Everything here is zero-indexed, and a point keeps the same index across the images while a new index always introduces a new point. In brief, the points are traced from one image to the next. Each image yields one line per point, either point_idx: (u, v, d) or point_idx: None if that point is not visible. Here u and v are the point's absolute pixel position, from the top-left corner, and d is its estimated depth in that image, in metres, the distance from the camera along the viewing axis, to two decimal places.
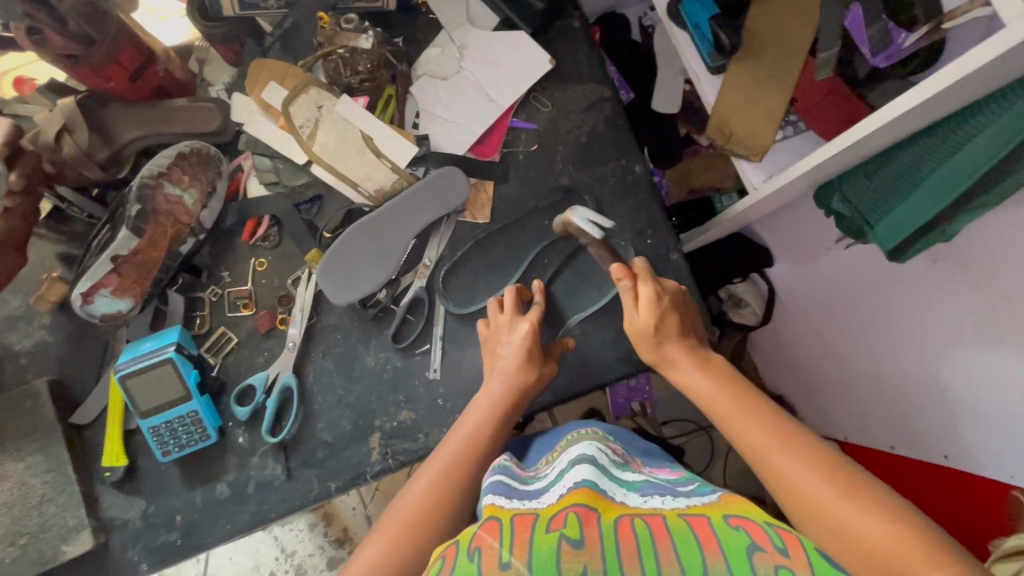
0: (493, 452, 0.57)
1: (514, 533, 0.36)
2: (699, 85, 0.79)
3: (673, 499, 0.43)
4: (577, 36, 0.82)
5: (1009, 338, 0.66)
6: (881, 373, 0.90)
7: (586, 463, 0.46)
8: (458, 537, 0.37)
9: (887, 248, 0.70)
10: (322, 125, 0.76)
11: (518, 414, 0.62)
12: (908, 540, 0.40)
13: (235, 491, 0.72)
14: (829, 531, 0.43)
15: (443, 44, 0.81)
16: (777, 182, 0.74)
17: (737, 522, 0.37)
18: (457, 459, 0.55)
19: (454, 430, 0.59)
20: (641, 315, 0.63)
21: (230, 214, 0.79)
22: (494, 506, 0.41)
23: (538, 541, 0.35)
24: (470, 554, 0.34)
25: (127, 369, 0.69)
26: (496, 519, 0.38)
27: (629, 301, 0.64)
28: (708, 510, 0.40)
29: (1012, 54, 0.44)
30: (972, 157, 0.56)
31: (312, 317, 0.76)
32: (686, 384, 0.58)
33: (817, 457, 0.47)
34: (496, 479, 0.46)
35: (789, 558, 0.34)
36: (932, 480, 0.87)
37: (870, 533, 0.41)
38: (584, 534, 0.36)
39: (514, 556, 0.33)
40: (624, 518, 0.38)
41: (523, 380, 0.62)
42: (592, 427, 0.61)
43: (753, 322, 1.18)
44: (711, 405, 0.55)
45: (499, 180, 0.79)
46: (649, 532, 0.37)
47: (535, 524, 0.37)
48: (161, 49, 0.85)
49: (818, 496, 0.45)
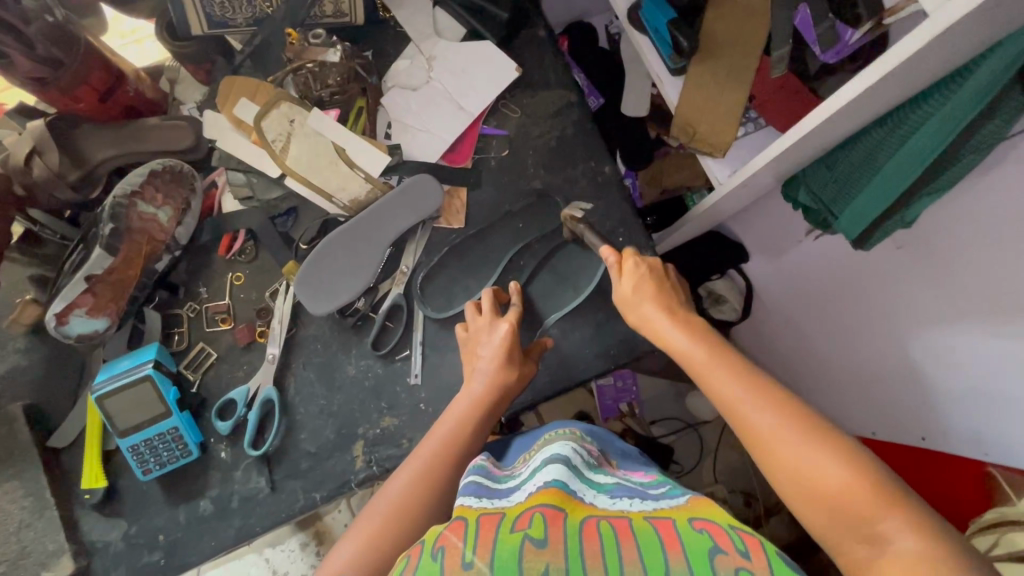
0: (472, 448, 0.58)
1: (479, 532, 0.36)
2: (661, 87, 0.82)
3: (641, 501, 0.44)
4: (542, 44, 0.84)
5: (972, 313, 0.69)
6: (857, 358, 0.92)
7: (558, 464, 0.47)
8: (424, 536, 0.37)
9: (850, 237, 0.73)
10: (294, 138, 0.77)
11: (498, 413, 0.63)
12: (877, 495, 0.42)
13: (219, 506, 0.72)
14: (802, 488, 0.45)
15: (411, 56, 0.83)
16: (740, 176, 0.76)
17: (701, 525, 0.38)
18: (437, 458, 0.56)
19: (435, 429, 0.59)
20: (626, 285, 0.64)
21: (205, 230, 0.80)
22: (463, 505, 0.41)
23: (503, 541, 0.35)
24: (434, 553, 0.35)
25: (104, 389, 0.69)
26: (463, 519, 0.39)
27: (613, 274, 0.66)
28: (674, 513, 0.41)
29: (938, 41, 0.47)
30: (922, 144, 0.59)
31: (291, 328, 0.77)
32: (668, 345, 0.58)
33: (794, 417, 0.48)
34: (471, 480, 0.47)
35: (749, 560, 0.35)
36: (913, 463, 0.89)
37: (842, 492, 0.43)
38: (548, 534, 0.36)
39: (477, 556, 0.34)
40: (590, 520, 0.39)
41: (503, 379, 0.63)
42: (571, 428, 0.61)
43: (732, 317, 1.20)
44: (693, 364, 0.55)
45: (473, 186, 0.80)
46: (614, 532, 0.38)
47: (501, 523, 0.38)
48: (132, 70, 0.86)
49: (792, 456, 0.46)
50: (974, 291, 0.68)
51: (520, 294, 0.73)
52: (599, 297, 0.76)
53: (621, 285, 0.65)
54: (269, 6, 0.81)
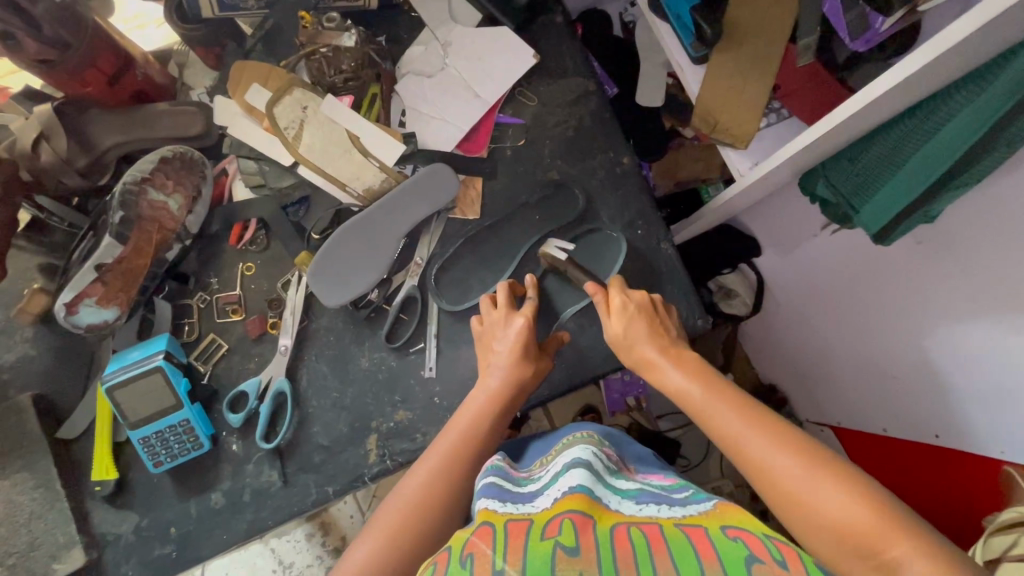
0: (490, 443, 0.57)
1: (507, 540, 0.35)
2: (682, 76, 0.80)
3: (668, 508, 0.43)
4: (560, 31, 0.82)
5: (989, 310, 0.68)
6: (873, 358, 0.91)
7: (581, 467, 0.46)
8: (451, 543, 0.36)
9: (871, 232, 0.70)
10: (307, 125, 0.75)
11: (515, 409, 0.62)
12: (889, 525, 0.40)
13: (231, 500, 0.71)
14: (811, 523, 0.43)
15: (426, 42, 0.81)
16: (763, 168, 0.74)
17: (735, 533, 0.37)
18: (454, 454, 0.55)
19: (451, 424, 0.58)
20: (616, 326, 0.62)
21: (215, 219, 0.78)
22: (487, 510, 0.40)
23: (533, 549, 0.34)
24: (463, 560, 0.34)
25: (114, 380, 0.68)
26: (490, 525, 0.38)
27: (603, 313, 0.65)
28: (705, 521, 0.39)
29: (987, 29, 0.45)
30: (952, 137, 0.57)
31: (303, 320, 0.75)
32: (663, 384, 0.57)
33: (796, 447, 0.47)
34: (490, 482, 0.46)
35: (787, 569, 0.33)
36: (928, 460, 0.88)
37: (854, 523, 0.41)
38: (579, 542, 0.35)
39: (507, 564, 0.33)
40: (619, 528, 0.38)
41: (520, 374, 0.62)
42: (587, 430, 0.60)
43: (743, 312, 1.18)
44: (688, 400, 0.54)
45: (488, 177, 0.79)
46: (645, 540, 0.37)
47: (530, 530, 0.36)
48: (139, 54, 0.83)
49: (797, 489, 0.44)
50: (992, 287, 0.67)
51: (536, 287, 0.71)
52: None
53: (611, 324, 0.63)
54: None
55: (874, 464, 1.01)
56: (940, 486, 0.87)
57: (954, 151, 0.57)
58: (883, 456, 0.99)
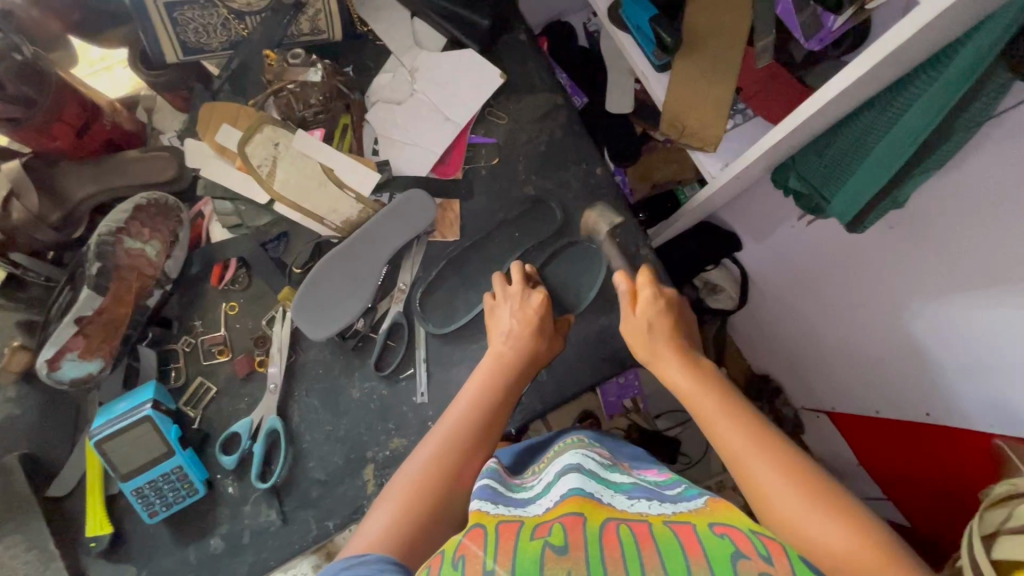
0: (496, 420, 0.57)
1: (499, 542, 0.35)
2: (647, 84, 0.82)
3: (659, 505, 0.43)
4: (525, 49, 0.83)
5: (965, 286, 0.70)
6: (859, 340, 0.92)
7: (572, 472, 0.46)
8: (444, 547, 0.36)
9: (844, 220, 0.72)
10: (281, 161, 0.75)
11: (526, 379, 0.64)
12: (876, 554, 0.40)
13: (231, 543, 0.70)
14: (795, 541, 0.43)
15: (393, 69, 0.81)
16: (732, 169, 0.77)
17: (722, 530, 0.37)
18: (461, 430, 0.55)
19: (457, 403, 0.59)
20: (640, 319, 0.65)
21: (194, 261, 0.78)
22: (480, 512, 0.40)
23: (524, 549, 0.34)
24: (455, 562, 0.34)
25: (102, 433, 0.67)
26: (482, 527, 0.38)
27: (626, 307, 0.67)
28: (693, 519, 0.39)
29: (937, 21, 0.47)
30: (910, 127, 0.58)
31: (290, 354, 0.75)
32: (677, 387, 0.59)
33: (789, 465, 0.47)
34: (484, 485, 0.46)
35: (772, 565, 0.33)
36: (924, 438, 0.89)
37: (833, 541, 0.42)
38: (569, 540, 0.35)
39: (498, 564, 0.33)
40: (609, 525, 0.38)
41: (529, 344, 0.64)
42: (581, 435, 0.61)
43: (730, 306, 1.20)
44: (695, 407, 0.56)
45: (464, 198, 0.79)
46: (634, 538, 0.37)
47: (521, 531, 0.37)
48: (106, 102, 0.83)
49: (792, 507, 0.44)
50: (966, 265, 0.68)
51: (536, 272, 0.74)
52: (602, 302, 0.76)
53: (634, 318, 0.66)
54: (245, 28, 0.78)
55: (872, 445, 1.03)
56: (937, 463, 0.88)
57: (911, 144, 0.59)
58: (879, 436, 1.00)
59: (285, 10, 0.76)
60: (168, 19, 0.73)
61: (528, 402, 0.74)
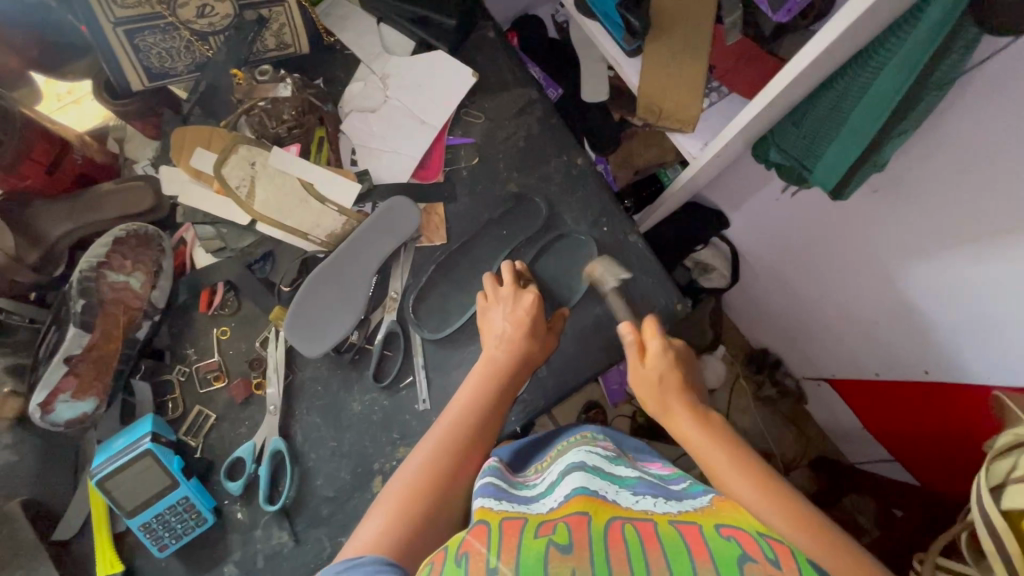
0: (489, 422, 0.57)
1: (502, 539, 0.35)
2: (620, 70, 0.82)
3: (665, 502, 0.43)
4: (493, 45, 0.83)
5: (950, 246, 0.71)
6: (854, 304, 0.92)
7: (577, 470, 0.46)
8: (447, 544, 0.36)
9: (827, 189, 0.72)
10: (258, 180, 0.73)
11: (519, 380, 0.63)
12: None
13: (245, 568, 0.70)
14: None
15: (364, 77, 0.81)
16: (714, 147, 0.77)
17: (729, 532, 0.38)
18: (456, 433, 0.55)
19: (450, 407, 0.59)
20: (653, 368, 0.60)
21: (181, 289, 0.77)
22: (484, 508, 0.41)
23: (527, 547, 0.34)
24: (458, 559, 0.34)
25: (103, 471, 0.66)
26: (485, 523, 0.37)
27: (635, 359, 0.62)
28: (699, 519, 0.40)
29: None
30: (883, 90, 0.58)
31: (288, 374, 0.74)
32: (690, 444, 0.55)
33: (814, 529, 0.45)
34: (488, 482, 0.47)
35: (779, 567, 0.34)
36: (922, 396, 0.90)
37: None
38: (573, 540, 0.35)
39: (501, 561, 0.32)
40: (614, 524, 0.38)
41: (522, 346, 0.64)
42: (586, 431, 0.61)
43: (722, 284, 1.18)
44: (709, 461, 0.53)
45: (448, 200, 0.79)
46: (639, 538, 0.36)
47: (524, 529, 0.36)
48: (75, 136, 0.82)
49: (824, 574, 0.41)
50: (951, 223, 0.69)
51: (527, 269, 0.73)
52: (595, 292, 0.76)
53: (646, 368, 0.61)
54: (209, 48, 0.76)
55: (874, 407, 1.04)
56: (939, 417, 0.89)
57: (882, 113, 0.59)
58: (882, 401, 1.01)
59: (248, 27, 0.75)
60: (129, 46, 0.71)
61: (531, 399, 0.74)
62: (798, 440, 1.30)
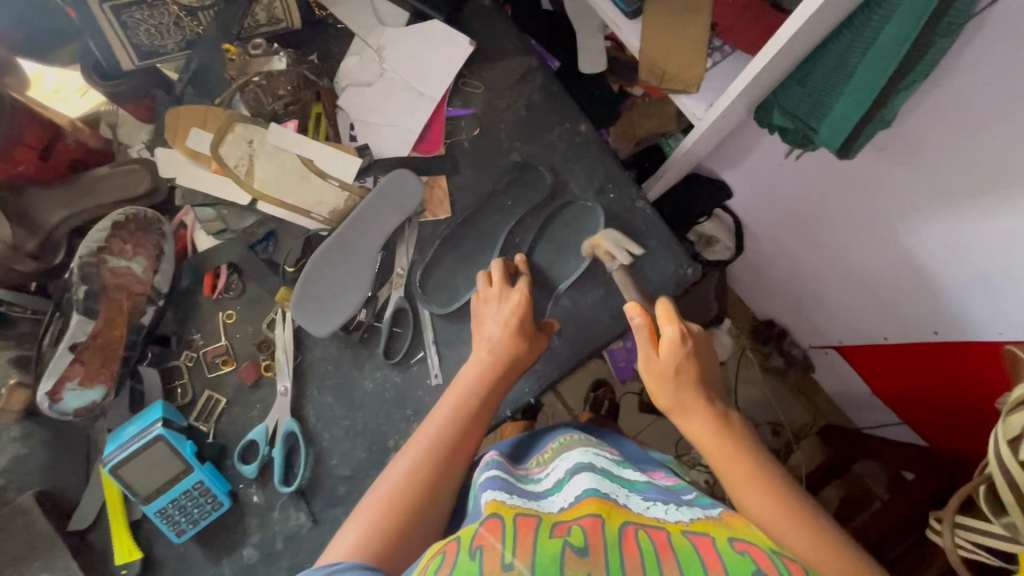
0: (469, 437, 0.55)
1: (516, 534, 0.34)
2: (620, 33, 0.79)
3: (676, 510, 0.42)
4: (489, 14, 0.80)
5: (958, 203, 0.69)
6: (860, 267, 0.91)
7: (586, 471, 0.45)
8: (459, 533, 0.34)
9: (833, 148, 0.67)
10: (257, 159, 0.72)
11: (504, 388, 0.61)
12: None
13: (264, 551, 0.69)
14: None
15: (359, 51, 0.78)
16: (719, 106, 0.75)
17: (742, 546, 0.36)
18: (437, 447, 0.52)
19: (434, 415, 0.56)
20: (665, 356, 0.57)
21: (184, 274, 0.76)
22: (495, 502, 0.39)
23: (543, 546, 0.33)
24: (472, 551, 0.32)
25: (115, 459, 0.65)
26: (498, 518, 0.36)
27: (646, 342, 0.59)
28: (711, 530, 0.38)
29: None
30: (891, 40, 0.56)
31: (296, 355, 0.74)
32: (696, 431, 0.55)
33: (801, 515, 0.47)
34: (494, 475, 0.46)
35: None
36: (937, 357, 0.89)
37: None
38: (589, 543, 0.34)
39: (517, 557, 0.31)
40: (628, 529, 0.37)
41: (508, 351, 0.61)
42: (577, 432, 0.60)
43: (727, 256, 1.13)
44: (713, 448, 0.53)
45: (451, 173, 0.77)
46: (653, 547, 0.35)
47: (539, 527, 0.35)
48: (68, 121, 0.80)
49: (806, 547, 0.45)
50: (958, 182, 0.68)
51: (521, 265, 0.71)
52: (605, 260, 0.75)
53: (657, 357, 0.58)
54: (198, 25, 0.75)
55: (886, 373, 1.03)
56: (955, 373, 0.88)
57: (889, 67, 0.58)
58: (892, 364, 1.00)
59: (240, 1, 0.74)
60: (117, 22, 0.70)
61: (544, 369, 0.73)
62: (807, 409, 1.30)
